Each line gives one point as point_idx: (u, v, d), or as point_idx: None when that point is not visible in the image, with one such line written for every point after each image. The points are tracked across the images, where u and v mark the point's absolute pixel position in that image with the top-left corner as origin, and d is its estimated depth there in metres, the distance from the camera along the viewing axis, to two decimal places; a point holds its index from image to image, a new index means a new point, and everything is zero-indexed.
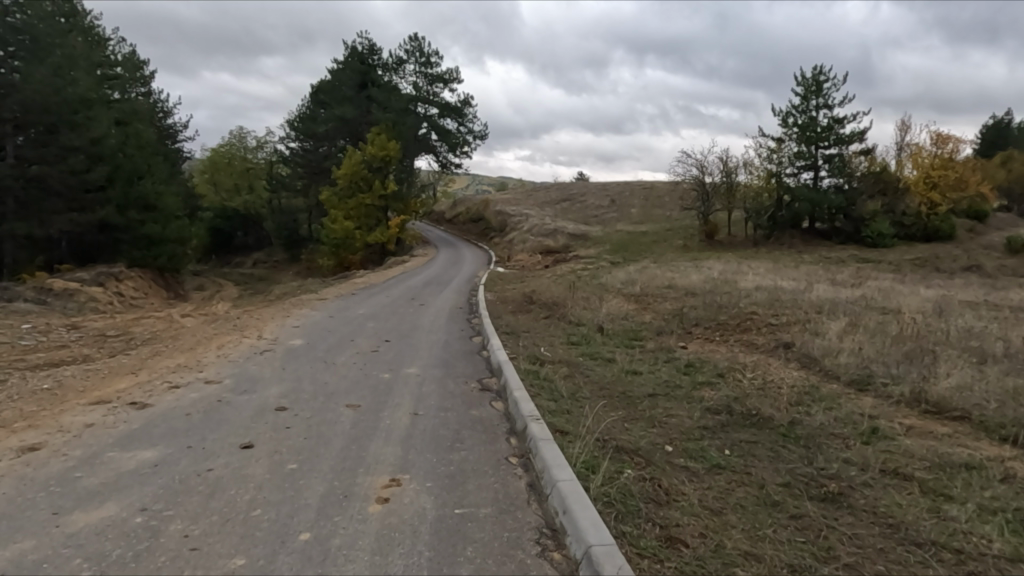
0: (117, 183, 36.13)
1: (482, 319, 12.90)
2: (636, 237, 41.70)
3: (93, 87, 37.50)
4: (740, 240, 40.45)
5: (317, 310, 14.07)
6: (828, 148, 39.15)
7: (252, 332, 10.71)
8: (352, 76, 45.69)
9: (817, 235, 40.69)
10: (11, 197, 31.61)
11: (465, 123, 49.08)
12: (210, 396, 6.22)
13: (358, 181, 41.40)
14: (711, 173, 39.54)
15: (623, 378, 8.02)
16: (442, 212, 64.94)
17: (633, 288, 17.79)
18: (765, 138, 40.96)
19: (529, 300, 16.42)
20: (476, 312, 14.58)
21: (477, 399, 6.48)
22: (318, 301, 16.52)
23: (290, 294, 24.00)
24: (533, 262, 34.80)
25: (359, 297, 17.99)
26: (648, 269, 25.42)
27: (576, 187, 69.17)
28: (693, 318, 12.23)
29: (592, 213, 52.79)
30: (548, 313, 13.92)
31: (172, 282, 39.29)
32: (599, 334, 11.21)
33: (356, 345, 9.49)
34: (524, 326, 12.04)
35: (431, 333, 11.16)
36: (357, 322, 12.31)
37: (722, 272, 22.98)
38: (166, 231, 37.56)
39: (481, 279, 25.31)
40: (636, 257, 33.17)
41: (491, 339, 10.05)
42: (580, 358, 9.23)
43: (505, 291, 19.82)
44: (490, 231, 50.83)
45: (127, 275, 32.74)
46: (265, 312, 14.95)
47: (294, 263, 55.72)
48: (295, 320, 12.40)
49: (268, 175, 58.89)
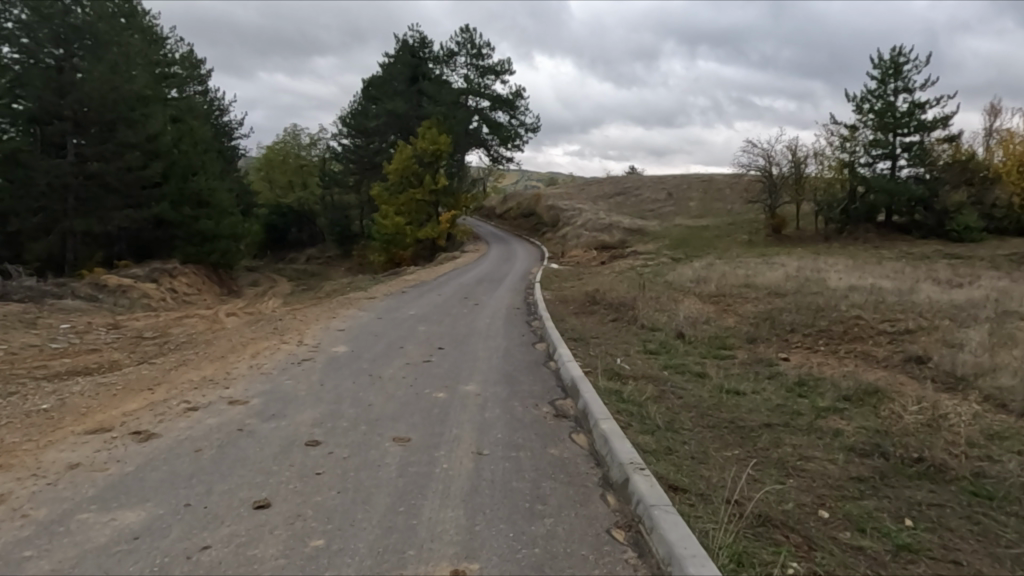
0: (172, 179, 36.32)
1: (544, 323, 11.65)
2: (697, 231, 39.79)
3: (150, 85, 37.78)
4: (809, 234, 38.03)
5: (365, 311, 13.05)
6: (907, 136, 36.39)
7: (292, 336, 9.70)
8: (403, 69, 45.01)
9: (894, 229, 37.96)
10: (70, 194, 31.99)
11: (517, 116, 47.84)
12: (231, 424, 5.12)
13: (408, 176, 40.76)
14: (778, 164, 37.28)
15: (724, 400, 6.62)
16: (494, 208, 64.02)
17: (705, 287, 16.28)
18: (837, 126, 38.42)
19: (593, 300, 15.12)
20: (536, 313, 13.35)
21: (554, 431, 5.20)
22: (368, 301, 15.57)
23: (340, 291, 23.27)
24: (588, 258, 33.40)
25: (410, 296, 16.98)
26: (715, 266, 23.76)
27: (631, 180, 67.09)
28: (785, 323, 10.72)
29: (648, 207, 50.94)
30: (616, 315, 12.60)
31: (226, 278, 39.39)
32: (680, 342, 9.83)
33: (406, 354, 8.36)
34: (592, 333, 10.73)
35: (488, 338, 9.97)
36: (407, 325, 11.22)
37: (799, 269, 21.13)
38: (219, 227, 37.36)
39: (537, 276, 24.12)
40: (699, 253, 31.43)
41: (558, 348, 8.75)
42: (665, 373, 7.87)
43: (563, 290, 18.56)
44: (543, 226, 49.57)
45: (181, 271, 32.80)
46: (312, 312, 14.07)
47: (346, 259, 55.61)
48: (341, 322, 11.37)
49: (321, 172, 59.05)
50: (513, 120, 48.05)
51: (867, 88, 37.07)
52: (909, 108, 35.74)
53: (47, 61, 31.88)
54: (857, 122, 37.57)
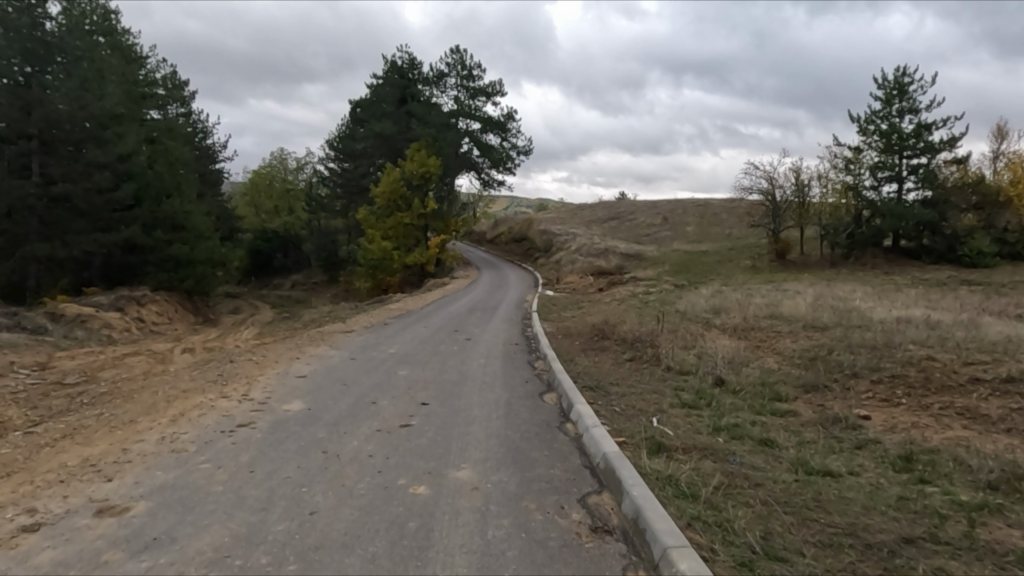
0: (145, 202, 34.35)
1: (550, 365, 9.75)
2: (698, 257, 38.20)
3: (125, 104, 35.97)
4: (815, 260, 36.52)
5: (337, 349, 11.07)
6: (914, 158, 35.16)
7: (237, 387, 7.69)
8: (391, 91, 43.54)
9: (901, 254, 36.52)
10: (34, 217, 29.98)
11: (509, 138, 46.34)
12: (76, 566, 3.12)
13: (396, 199, 39.14)
14: (782, 187, 35.86)
15: (822, 488, 4.73)
16: (484, 232, 62.34)
17: (726, 319, 14.46)
18: (840, 148, 37.17)
19: (602, 334, 13.28)
20: (539, 352, 11.49)
21: (601, 570, 3.29)
22: (345, 335, 13.58)
23: (319, 321, 21.31)
24: (584, 284, 31.66)
25: (393, 329, 15.02)
26: (727, 294, 22.00)
27: (625, 204, 65.66)
28: (843, 366, 8.90)
29: (644, 232, 49.52)
30: (633, 354, 10.71)
31: (202, 306, 37.25)
32: (724, 394, 7.99)
33: (379, 414, 6.41)
34: (610, 378, 8.87)
35: (485, 386, 8.04)
36: (386, 368, 9.29)
37: (820, 298, 19.43)
38: (194, 252, 35.14)
39: (533, 305, 22.33)
40: (702, 279, 29.83)
41: (576, 405, 6.84)
42: (722, 442, 5.96)
43: (565, 321, 16.68)
44: (535, 251, 47.92)
45: (151, 299, 30.73)
46: (276, 349, 12.13)
47: (332, 285, 53.52)
48: (307, 364, 9.40)
49: (307, 196, 57.35)
50: (505, 142, 46.55)
51: (872, 109, 35.89)
52: (916, 130, 34.49)
53: (16, 77, 30.00)
54: (862, 144, 36.32)
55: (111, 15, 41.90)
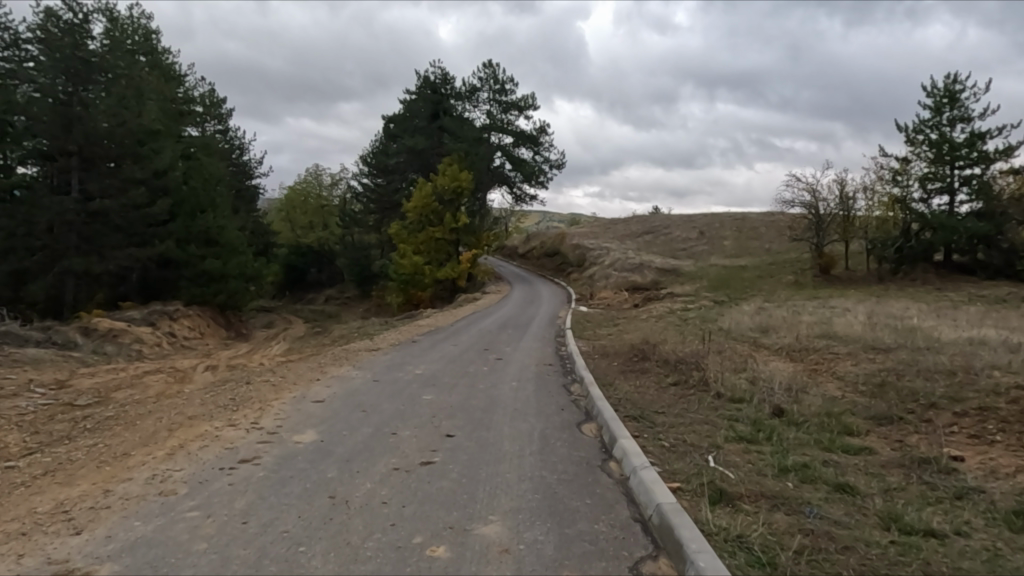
0: (179, 217, 34.57)
1: (587, 389, 8.96)
2: (737, 272, 36.99)
3: (162, 120, 36.40)
4: (860, 275, 35.03)
5: (360, 369, 10.46)
6: (966, 169, 33.60)
7: (247, 412, 7.08)
8: (423, 105, 43.42)
9: (953, 270, 34.81)
10: (73, 232, 30.31)
11: (541, 152, 45.83)
12: None
13: (428, 214, 38.87)
14: (825, 200, 34.51)
15: (929, 557, 3.87)
16: (516, 247, 61.80)
17: (776, 339, 13.49)
18: (886, 159, 35.73)
19: (642, 354, 12.45)
20: (575, 373, 10.71)
21: None
22: (370, 353, 12.99)
23: (348, 337, 20.84)
24: (619, 300, 30.80)
25: (421, 347, 14.39)
26: (771, 312, 20.95)
27: (659, 219, 64.53)
28: (918, 395, 7.94)
29: (680, 246, 48.38)
30: (677, 379, 9.90)
31: (235, 321, 37.31)
32: (785, 427, 7.14)
33: (400, 448, 5.72)
34: (655, 407, 8.06)
35: (517, 415, 7.29)
36: (411, 392, 8.61)
37: (873, 316, 18.28)
38: (227, 267, 35.03)
39: (567, 322, 21.58)
40: (743, 295, 28.72)
41: (621, 440, 6.05)
42: (792, 488, 5.14)
43: (601, 340, 15.87)
44: (568, 266, 47.17)
45: (183, 314, 30.78)
46: (299, 368, 11.56)
47: (364, 300, 53.44)
48: (327, 387, 8.77)
49: (341, 211, 57.59)
50: (537, 156, 46.04)
51: (920, 118, 34.46)
52: (968, 139, 32.94)
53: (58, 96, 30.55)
54: (909, 155, 34.85)
55: (152, 35, 42.71)
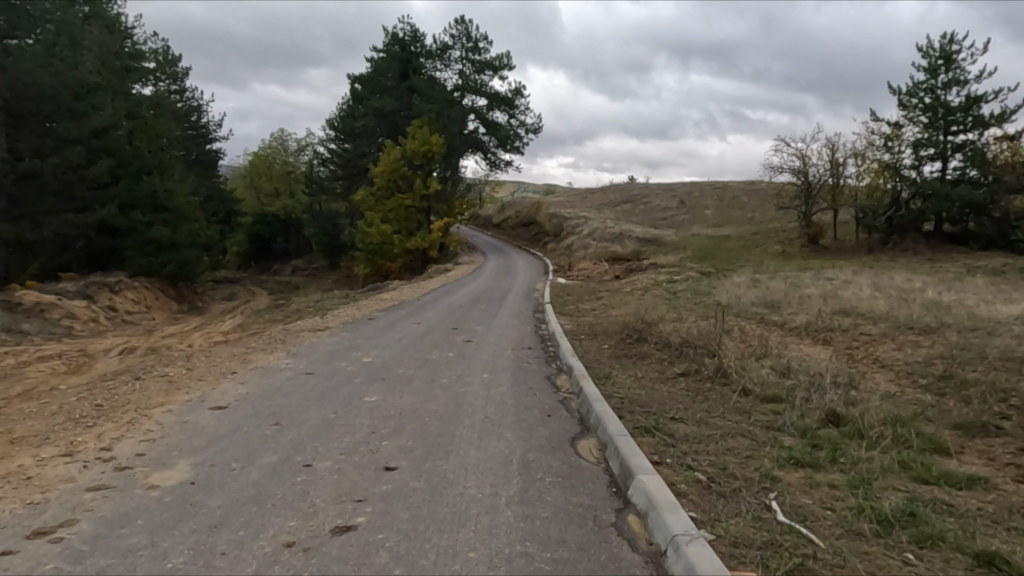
0: (123, 179, 31.45)
1: (578, 384, 7.05)
2: (722, 241, 35.44)
3: (103, 74, 33.04)
4: (848, 245, 33.73)
5: (295, 358, 8.36)
6: (961, 134, 32.23)
7: (107, 429, 4.98)
8: (392, 64, 40.53)
9: (943, 240, 33.58)
10: (1, 195, 27.33)
11: (517, 116, 43.41)
12: None
13: (397, 180, 36.43)
14: (815, 165, 32.85)
15: None
16: (490, 217, 59.56)
17: (790, 316, 11.73)
18: (879, 123, 34.07)
19: (637, 335, 10.60)
20: (560, 359, 8.81)
21: None
22: (316, 333, 10.88)
23: (303, 312, 18.64)
24: (599, 271, 28.96)
25: (378, 325, 12.34)
26: (768, 284, 19.23)
27: (637, 188, 62.66)
28: (1007, 395, 6.19)
29: (660, 215, 46.71)
30: (687, 370, 8.07)
31: (188, 293, 34.69)
32: (849, 444, 5.31)
33: (306, 499, 3.72)
34: (669, 410, 6.17)
35: (488, 427, 5.34)
36: (350, 391, 6.61)
37: (881, 290, 16.65)
38: (177, 234, 32.17)
39: (545, 294, 19.68)
40: (730, 266, 27.13)
41: (640, 476, 4.15)
42: (920, 567, 3.27)
43: (586, 318, 13.95)
44: (544, 235, 45.21)
45: (127, 286, 28.18)
46: (223, 352, 9.42)
47: (332, 271, 50.89)
48: (242, 385, 6.69)
49: (306, 177, 54.62)
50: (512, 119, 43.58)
51: (915, 81, 32.86)
52: (964, 103, 31.59)
53: None
54: (902, 119, 33.38)
55: None
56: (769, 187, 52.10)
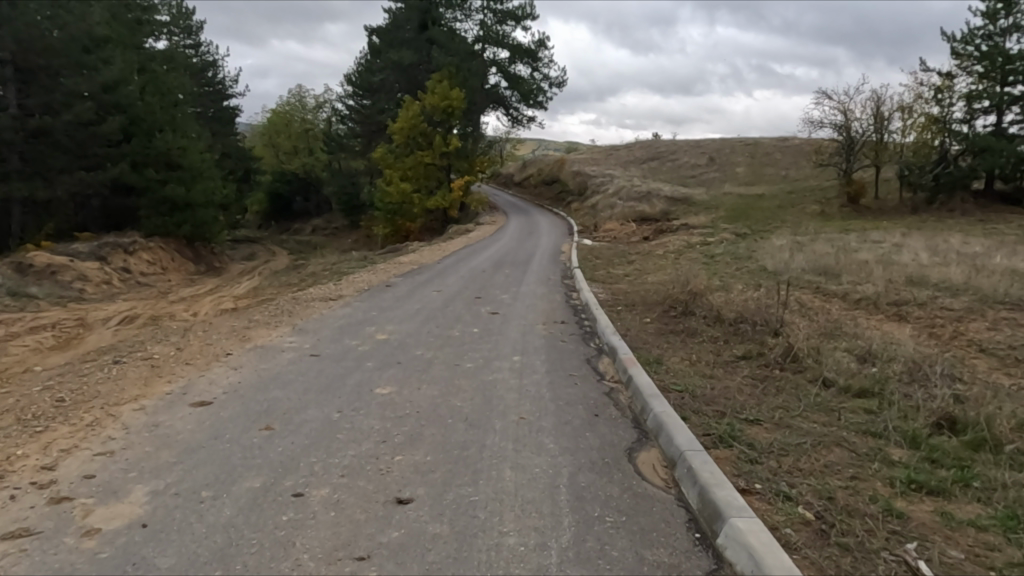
0: (135, 137, 30.34)
1: (625, 371, 6.04)
2: (756, 200, 33.87)
3: (113, 27, 31.83)
4: (891, 205, 31.98)
5: (300, 335, 7.42)
6: (1019, 85, 30.03)
7: (56, 438, 4.07)
8: (410, 15, 38.74)
9: (993, 199, 31.68)
10: (13, 153, 26.63)
11: (540, 69, 41.54)
12: None
13: (416, 136, 35.14)
14: (859, 120, 30.93)
15: None
16: (511, 175, 58.06)
17: (853, 285, 10.55)
18: (929, 74, 31.84)
19: (682, 308, 9.53)
20: (599, 337, 7.80)
21: None
22: (328, 303, 9.93)
23: (319, 276, 17.75)
24: (627, 232, 27.72)
25: (396, 293, 11.39)
26: (813, 247, 17.96)
27: (664, 145, 60.56)
28: None
29: (688, 173, 44.99)
30: (748, 353, 7.03)
31: (206, 253, 34.05)
32: (980, 461, 4.25)
33: (290, 556, 2.78)
34: (741, 407, 5.15)
35: (526, 434, 4.36)
36: (360, 379, 5.63)
37: (940, 254, 15.29)
38: (191, 193, 31.01)
39: (572, 257, 18.61)
40: (767, 227, 25.74)
41: (733, 519, 3.14)
42: None
43: (621, 285, 12.86)
44: (567, 194, 43.79)
45: (142, 247, 27.53)
46: (224, 325, 8.52)
47: (353, 231, 50.05)
48: (235, 371, 5.78)
49: (323, 134, 53.42)
50: (535, 73, 41.73)
51: (971, 28, 30.50)
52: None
53: None
54: (954, 70, 31.17)
55: None
56: (804, 143, 49.83)
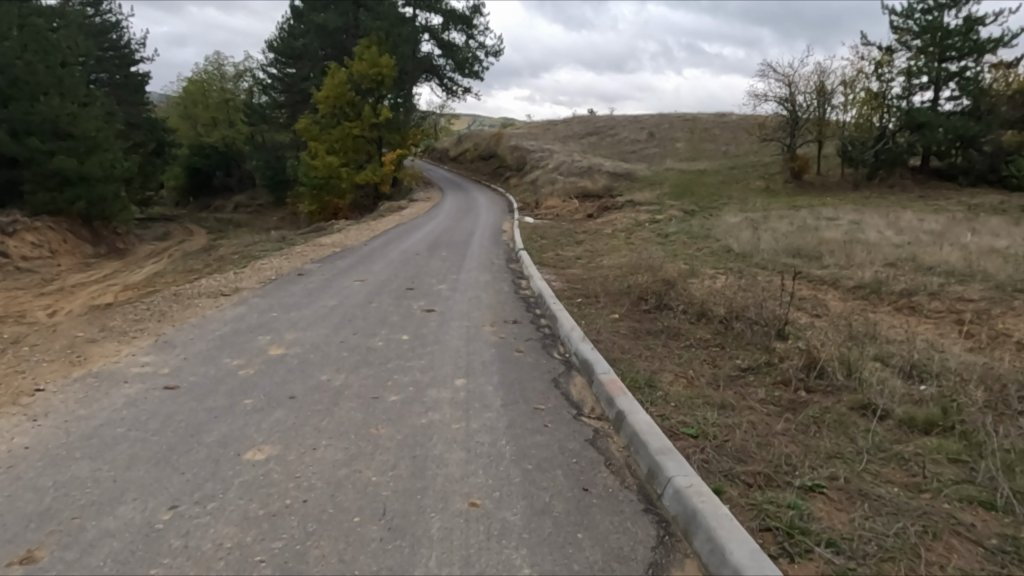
0: (16, 101, 25.73)
1: (611, 401, 4.39)
2: (699, 176, 33.08)
3: None
4: (832, 180, 31.78)
5: (163, 352, 5.44)
6: (956, 61, 29.99)
7: None
8: None
9: (929, 176, 31.91)
10: None
11: (475, 37, 39.24)
12: None
13: (343, 106, 32.49)
14: (802, 94, 30.32)
15: None
16: (446, 149, 55.72)
17: (840, 270, 9.33)
18: (869, 48, 31.47)
19: (654, 298, 8.00)
20: (563, 341, 6.16)
21: None
22: (216, 300, 7.85)
23: (227, 260, 15.42)
24: (570, 209, 26.29)
25: (310, 284, 9.40)
26: (772, 224, 16.91)
27: (602, 119, 59.37)
28: None
29: (628, 148, 44.04)
30: (754, 363, 5.54)
31: (106, 233, 30.52)
32: None
33: None
34: (789, 463, 3.58)
35: (486, 551, 2.63)
36: (229, 432, 3.77)
37: (907, 232, 14.45)
38: (86, 166, 27.00)
39: (516, 236, 16.97)
40: (714, 204, 24.82)
41: None
42: None
43: (574, 270, 11.27)
44: (505, 169, 42.03)
45: (25, 227, 24.17)
46: (64, 335, 6.35)
47: (278, 209, 46.75)
48: (31, 424, 3.78)
49: (243, 105, 49.59)
50: (470, 41, 39.37)
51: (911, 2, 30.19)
52: (963, 26, 29.21)
53: None
54: (894, 44, 30.90)
55: None
56: (742, 120, 49.51)
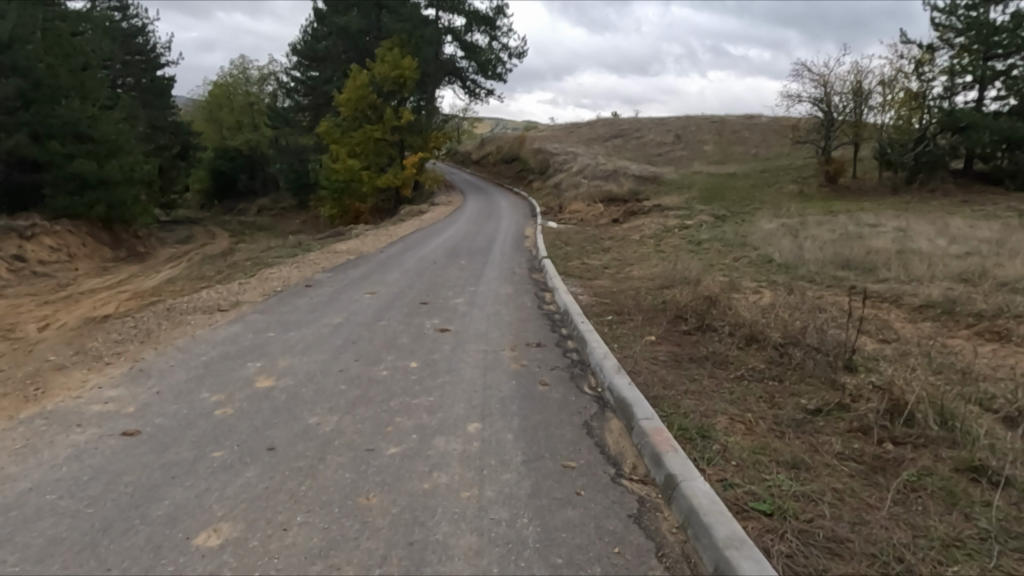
0: (37, 104, 25.64)
1: (659, 459, 3.56)
2: (729, 179, 31.98)
3: None
4: (869, 184, 30.49)
5: (134, 385, 4.71)
6: (1002, 59, 28.53)
7: None
8: None
9: (972, 179, 30.43)
10: None
11: (498, 38, 38.53)
12: None
13: (364, 109, 31.99)
14: (839, 95, 29.09)
15: None
16: (469, 152, 55.09)
17: (901, 286, 8.37)
18: (909, 47, 30.11)
19: (695, 318, 7.14)
20: (595, 372, 5.33)
21: None
22: (211, 316, 7.17)
23: (239, 268, 14.81)
24: (595, 213, 25.42)
25: (317, 297, 8.69)
26: (812, 232, 15.89)
27: (627, 121, 58.26)
28: None
29: (655, 151, 43.01)
30: (824, 404, 4.66)
31: (127, 236, 30.30)
32: None
33: None
34: (899, 559, 2.74)
35: None
36: (180, 505, 3.01)
37: (963, 241, 13.34)
38: (106, 169, 26.73)
39: (539, 242, 16.16)
40: (747, 209, 23.75)
41: None
42: None
43: (602, 281, 10.43)
44: (528, 172, 41.22)
45: (44, 231, 23.93)
46: (35, 358, 5.68)
47: (300, 212, 46.47)
48: None
49: (266, 108, 49.50)
50: (493, 42, 38.65)
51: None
52: (1011, 22, 27.77)
53: None
54: (936, 42, 29.52)
55: None
56: (772, 122, 48.15)
